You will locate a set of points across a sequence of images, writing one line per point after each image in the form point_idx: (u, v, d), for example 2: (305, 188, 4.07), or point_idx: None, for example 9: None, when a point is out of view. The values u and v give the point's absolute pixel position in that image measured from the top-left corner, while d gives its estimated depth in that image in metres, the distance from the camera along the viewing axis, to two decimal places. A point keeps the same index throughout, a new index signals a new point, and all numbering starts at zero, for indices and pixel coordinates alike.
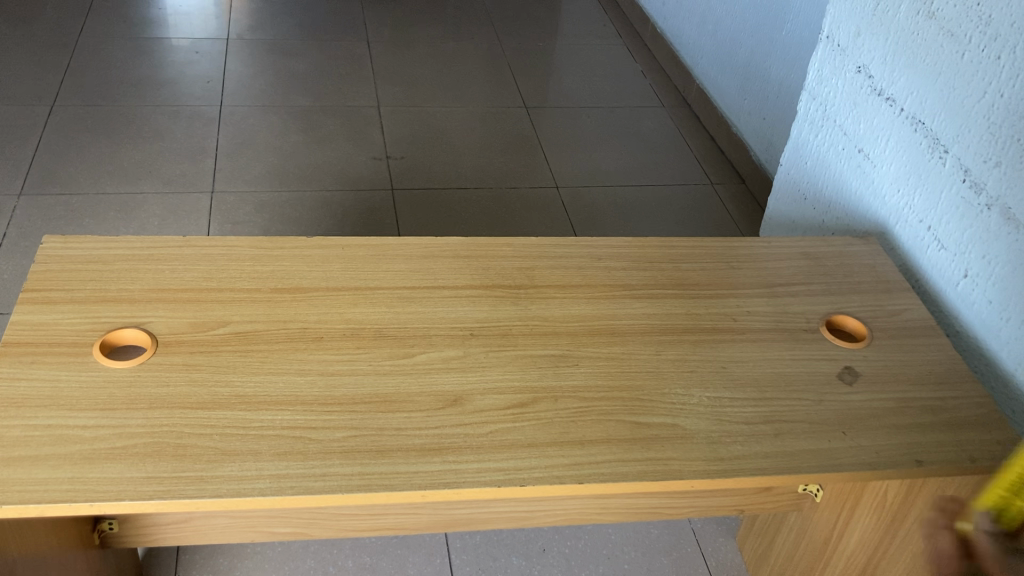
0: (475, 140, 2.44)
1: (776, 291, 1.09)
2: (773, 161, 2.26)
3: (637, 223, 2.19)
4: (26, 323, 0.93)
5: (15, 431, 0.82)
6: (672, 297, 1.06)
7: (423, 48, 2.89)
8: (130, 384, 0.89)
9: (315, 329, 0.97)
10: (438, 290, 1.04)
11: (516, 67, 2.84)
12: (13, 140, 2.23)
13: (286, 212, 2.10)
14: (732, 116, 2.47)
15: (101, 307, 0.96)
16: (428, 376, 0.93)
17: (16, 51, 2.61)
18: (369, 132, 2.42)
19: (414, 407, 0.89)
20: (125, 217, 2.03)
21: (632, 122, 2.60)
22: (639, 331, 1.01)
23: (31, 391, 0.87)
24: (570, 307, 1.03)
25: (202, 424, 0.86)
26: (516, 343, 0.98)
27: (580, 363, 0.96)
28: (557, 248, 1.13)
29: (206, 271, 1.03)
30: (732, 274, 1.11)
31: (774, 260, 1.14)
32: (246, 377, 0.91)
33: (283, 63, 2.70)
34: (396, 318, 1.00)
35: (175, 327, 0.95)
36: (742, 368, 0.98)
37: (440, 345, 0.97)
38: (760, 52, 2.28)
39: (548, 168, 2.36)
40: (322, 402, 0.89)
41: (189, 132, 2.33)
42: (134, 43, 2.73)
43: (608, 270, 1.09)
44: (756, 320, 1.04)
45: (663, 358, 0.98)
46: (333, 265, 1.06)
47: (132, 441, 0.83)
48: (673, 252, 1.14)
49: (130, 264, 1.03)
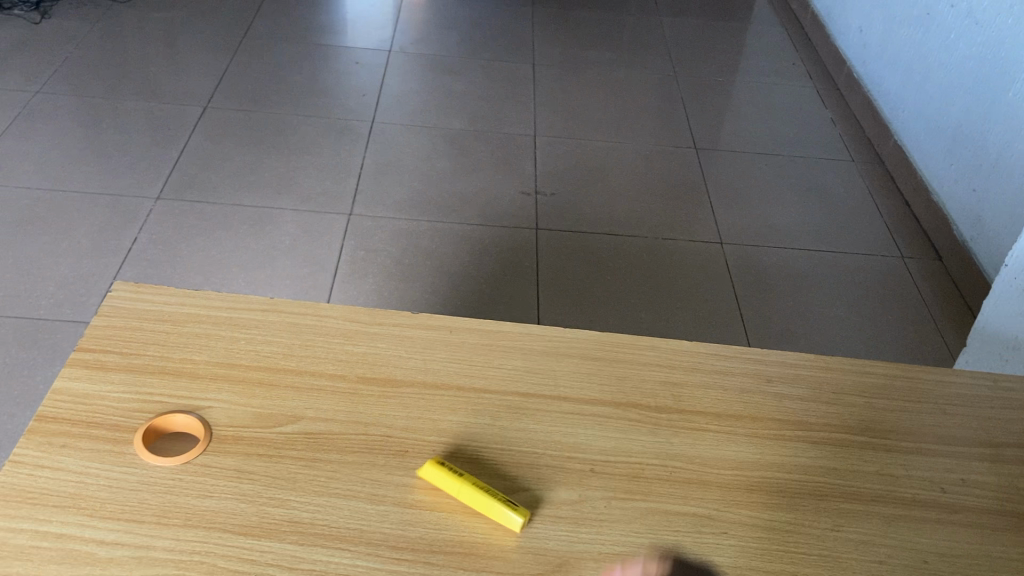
0: (635, 182, 2.23)
1: (999, 456, 0.83)
2: (980, 239, 1.94)
3: (811, 295, 1.91)
4: (71, 393, 0.79)
5: (23, 539, 0.67)
6: (857, 449, 0.82)
7: (592, 74, 2.70)
8: (168, 490, 0.73)
9: (402, 439, 0.79)
10: (558, 402, 0.84)
11: (691, 103, 2.60)
12: (163, 140, 2.18)
13: (423, 244, 1.94)
14: (934, 180, 2.15)
15: (157, 381, 0.81)
16: (528, 525, 0.73)
17: (184, 48, 2.58)
18: (521, 162, 2.25)
19: (506, 570, 0.69)
20: (256, 232, 1.91)
21: (814, 176, 2.32)
22: (812, 493, 0.77)
23: (53, 486, 0.72)
24: (726, 449, 0.81)
25: (241, 558, 0.68)
26: (648, 491, 0.76)
27: (729, 532, 0.73)
28: (712, 357, 0.90)
29: (289, 345, 0.87)
30: (940, 422, 0.86)
31: (998, 410, 0.89)
32: (307, 498, 0.73)
33: (443, 82, 2.56)
34: (501, 436, 0.80)
35: (237, 418, 0.79)
36: (950, 566, 0.73)
37: (550, 481, 0.76)
38: (978, 112, 1.96)
39: (713, 221, 2.12)
40: (392, 546, 0.70)
41: (337, 147, 2.22)
42: (298, 49, 2.65)
43: (778, 398, 0.86)
44: (973, 497, 0.79)
45: (841, 538, 0.74)
46: (436, 353, 0.88)
47: (151, 572, 0.66)
48: (865, 382, 0.89)
49: (202, 328, 0.87)
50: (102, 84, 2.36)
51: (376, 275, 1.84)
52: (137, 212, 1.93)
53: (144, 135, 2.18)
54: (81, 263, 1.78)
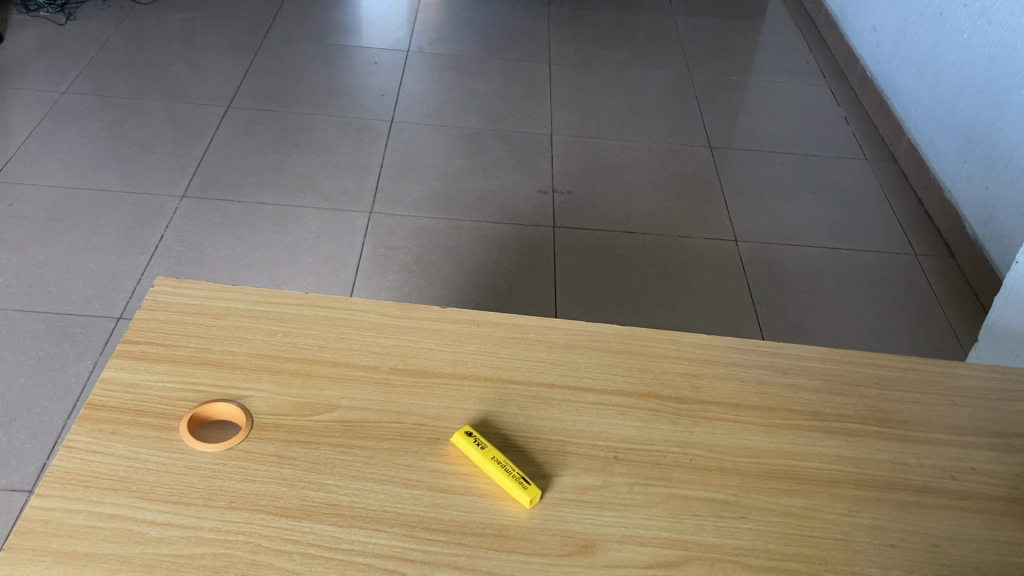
0: (650, 180, 2.26)
1: (1008, 446, 0.86)
2: (992, 237, 1.96)
3: (825, 292, 1.94)
4: (119, 382, 0.83)
5: (78, 520, 0.71)
6: (871, 438, 0.85)
7: (607, 73, 2.73)
8: (213, 474, 0.76)
9: (433, 427, 0.82)
10: (582, 393, 0.87)
11: (705, 102, 2.63)
12: (187, 140, 2.22)
13: (442, 242, 1.98)
14: (946, 179, 2.17)
15: (199, 371, 0.85)
16: (555, 510, 0.76)
17: (205, 49, 2.63)
18: (537, 161, 2.29)
19: (535, 550, 0.73)
20: (279, 230, 1.95)
21: (828, 174, 2.35)
22: (827, 480, 0.81)
23: (105, 470, 0.76)
24: (743, 438, 0.84)
25: (284, 538, 0.72)
26: (669, 477, 0.80)
27: (748, 516, 0.77)
28: (730, 351, 0.94)
29: (323, 338, 0.91)
30: (951, 413, 0.89)
31: (1007, 401, 0.92)
32: (344, 482, 0.77)
33: (461, 82, 2.60)
34: (528, 425, 0.84)
35: (277, 407, 0.83)
36: (959, 550, 0.76)
37: (576, 468, 0.80)
38: (990, 111, 1.98)
39: (728, 219, 2.15)
40: (426, 527, 0.74)
41: (357, 146, 2.26)
42: (318, 49, 2.69)
43: (794, 390, 0.90)
44: (982, 485, 0.82)
45: (855, 522, 0.77)
46: (464, 346, 0.92)
47: (200, 550, 0.70)
48: (878, 374, 0.93)
49: (241, 322, 0.91)
50: (126, 85, 2.40)
51: (396, 272, 1.88)
52: (163, 210, 1.98)
53: (169, 135, 2.23)
54: (110, 260, 1.82)
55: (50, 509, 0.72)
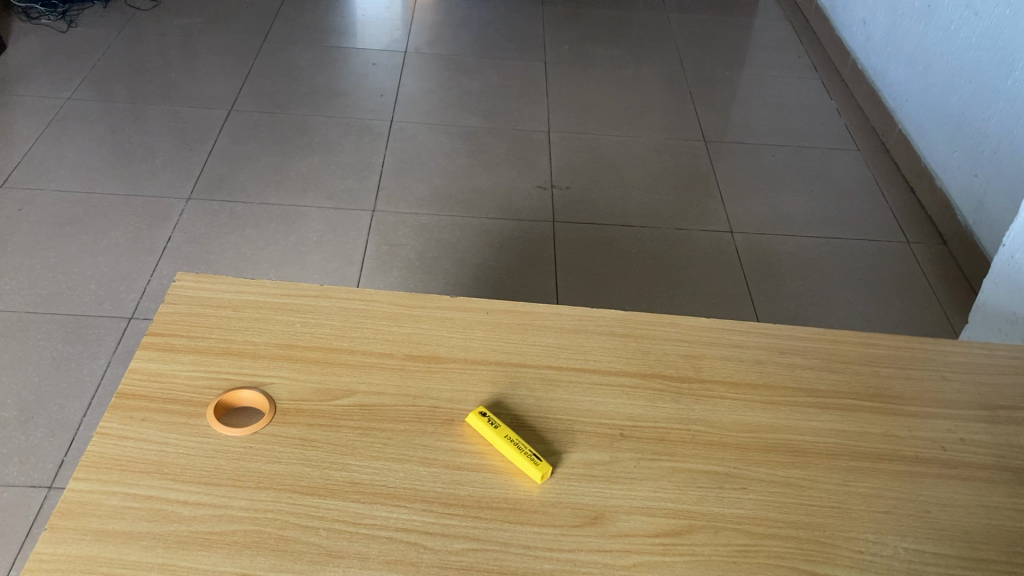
0: (647, 174, 2.30)
1: (995, 417, 0.91)
2: (982, 223, 2.01)
3: (820, 281, 1.98)
4: (146, 373, 0.87)
5: (114, 501, 0.75)
6: (865, 412, 0.89)
7: (602, 70, 2.77)
8: (239, 457, 0.80)
9: (448, 409, 0.86)
10: (588, 374, 0.92)
11: (699, 96, 2.67)
12: (191, 143, 2.26)
13: (445, 238, 2.02)
14: (937, 167, 2.22)
15: (222, 361, 0.89)
16: (566, 484, 0.80)
17: (206, 53, 2.66)
18: (536, 158, 2.33)
19: (548, 522, 0.77)
20: (285, 229, 1.99)
21: (821, 165, 2.39)
22: (823, 452, 0.85)
23: (138, 453, 0.80)
24: (743, 414, 0.88)
25: (310, 514, 0.76)
26: (672, 452, 0.84)
27: (749, 487, 0.81)
28: (728, 333, 0.98)
29: (340, 328, 0.95)
30: (941, 387, 0.93)
31: (996, 375, 0.96)
32: (365, 462, 0.81)
33: (458, 81, 2.64)
34: (537, 405, 0.88)
35: (298, 393, 0.87)
36: (950, 516, 0.80)
37: (584, 445, 0.84)
38: (978, 101, 2.03)
39: (724, 211, 2.19)
40: (444, 502, 0.78)
41: (358, 146, 2.30)
42: (316, 51, 2.73)
43: (791, 368, 0.94)
44: (970, 454, 0.86)
45: (851, 491, 0.81)
46: (474, 333, 0.96)
47: (231, 528, 0.74)
48: (871, 352, 0.97)
49: (260, 314, 0.95)
50: (128, 90, 2.44)
51: (400, 269, 1.92)
52: (169, 212, 2.01)
53: (172, 139, 2.26)
54: (119, 262, 1.85)
55: (87, 491, 0.76)
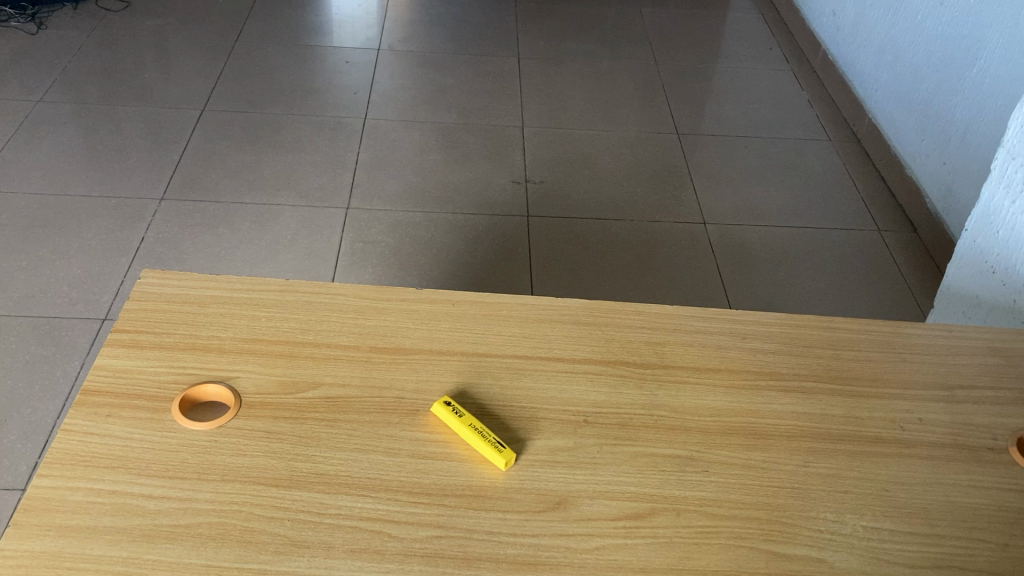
0: (621, 168, 2.31)
1: (953, 396, 0.92)
2: (951, 210, 2.03)
3: (792, 270, 2.00)
4: (111, 369, 0.88)
5: (79, 496, 0.75)
6: (826, 394, 0.91)
7: (576, 65, 2.78)
8: (205, 450, 0.81)
9: (413, 399, 0.87)
10: (553, 363, 0.92)
11: (672, 89, 2.69)
12: (163, 144, 2.25)
13: (419, 234, 2.02)
14: (906, 156, 2.24)
15: (188, 356, 0.90)
16: (530, 470, 0.81)
17: (178, 54, 2.65)
18: (510, 153, 2.33)
19: (511, 508, 0.77)
20: (259, 228, 1.99)
21: (793, 155, 2.41)
22: (784, 434, 0.86)
23: (103, 449, 0.80)
24: (704, 398, 0.89)
25: (275, 506, 0.76)
26: (635, 437, 0.85)
27: (710, 470, 0.82)
28: (692, 320, 0.99)
29: (305, 321, 0.95)
30: (900, 369, 0.95)
31: (954, 355, 0.97)
32: (330, 453, 0.81)
33: (432, 78, 2.64)
34: (502, 394, 0.88)
35: (263, 386, 0.87)
36: (908, 494, 0.81)
37: (548, 431, 0.85)
38: (945, 89, 2.05)
39: (697, 202, 2.20)
40: (408, 491, 0.78)
41: (331, 144, 2.30)
42: (289, 50, 2.73)
43: (752, 353, 0.95)
44: (929, 433, 0.88)
45: (811, 472, 0.82)
46: (440, 324, 0.97)
47: (197, 520, 0.74)
48: (832, 336, 0.98)
49: (226, 309, 0.96)
50: (100, 91, 2.43)
51: (375, 266, 1.92)
52: (142, 213, 2.01)
53: (144, 140, 2.25)
54: (92, 264, 1.85)
55: (51, 487, 0.76)
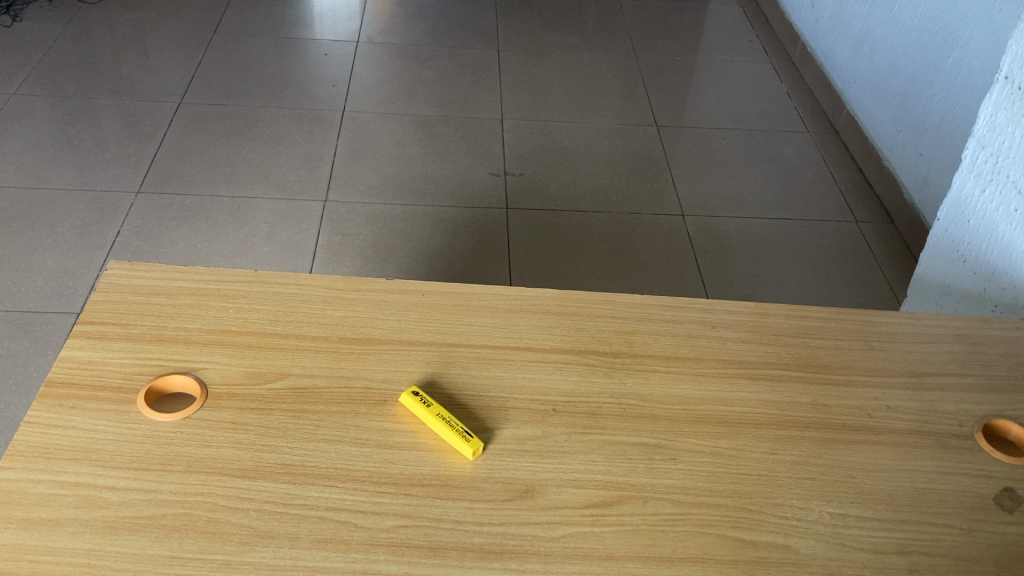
0: (600, 160, 2.31)
1: (921, 384, 0.93)
2: (927, 201, 2.04)
3: (770, 261, 2.00)
4: (76, 361, 0.87)
5: (42, 488, 0.75)
6: (795, 382, 0.91)
7: (555, 58, 2.77)
8: (170, 441, 0.80)
9: (382, 390, 0.87)
10: (523, 352, 0.92)
11: (651, 81, 2.69)
12: (140, 137, 2.23)
13: (397, 226, 2.01)
14: (884, 147, 2.25)
15: (154, 347, 0.89)
16: (498, 459, 0.81)
17: (155, 47, 2.63)
18: (489, 145, 2.33)
19: (478, 497, 0.77)
20: (236, 222, 1.98)
21: (771, 147, 2.42)
22: (751, 421, 0.86)
23: (66, 441, 0.79)
24: (674, 386, 0.90)
25: (240, 497, 0.76)
26: (604, 426, 0.85)
27: (678, 458, 0.82)
28: (663, 309, 0.99)
29: (274, 312, 0.95)
30: (869, 357, 0.95)
31: (923, 344, 0.98)
32: (297, 444, 0.81)
33: (412, 70, 2.63)
34: (471, 384, 0.88)
35: (230, 377, 0.87)
36: (875, 480, 0.82)
37: (517, 420, 0.85)
38: (921, 81, 2.06)
39: (676, 194, 2.21)
40: (375, 481, 0.78)
41: (309, 137, 2.29)
42: (269, 43, 2.71)
43: (721, 342, 0.95)
44: (896, 421, 0.88)
45: (778, 459, 0.83)
46: (410, 314, 0.96)
47: (161, 512, 0.74)
48: (802, 325, 0.99)
49: (194, 300, 0.96)
50: (76, 84, 2.41)
51: (353, 258, 1.91)
52: (118, 207, 1.99)
53: (120, 133, 2.24)
54: (66, 258, 1.83)
55: (13, 480, 0.75)
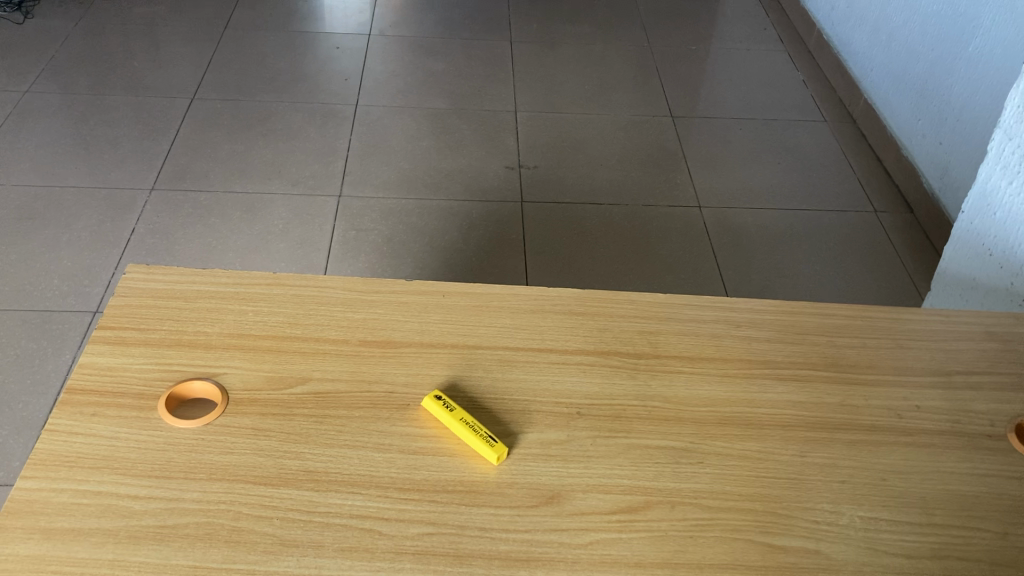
0: (615, 151, 2.29)
1: (950, 382, 0.91)
2: (947, 190, 2.02)
3: (788, 253, 1.98)
4: (96, 366, 0.87)
5: (64, 497, 0.74)
6: (822, 383, 0.90)
7: (568, 48, 2.75)
8: (191, 449, 0.79)
9: (404, 394, 0.86)
10: (545, 354, 0.91)
11: (666, 71, 2.66)
12: (153, 133, 2.23)
13: (412, 221, 2.00)
14: (902, 136, 2.23)
15: (175, 352, 0.88)
16: (522, 464, 0.80)
17: (167, 42, 2.62)
18: (502, 138, 2.31)
19: (504, 503, 0.76)
20: (250, 218, 1.97)
21: (788, 136, 2.39)
22: (779, 423, 0.85)
23: (88, 449, 0.79)
24: (699, 387, 0.88)
25: (263, 505, 0.75)
26: (629, 428, 0.84)
27: (705, 461, 0.81)
28: (686, 308, 0.98)
29: (293, 315, 0.94)
30: (897, 355, 0.94)
31: (952, 342, 0.96)
32: (319, 450, 0.80)
33: (424, 63, 2.61)
34: (493, 387, 0.87)
35: (251, 382, 0.86)
36: (906, 483, 0.80)
37: (541, 424, 0.83)
38: (940, 69, 2.03)
39: (692, 185, 2.19)
40: (400, 487, 0.77)
41: (322, 131, 2.28)
42: (280, 37, 2.70)
43: (747, 341, 0.94)
44: (927, 421, 0.87)
45: (807, 462, 0.81)
46: (431, 316, 0.95)
47: (184, 521, 0.73)
48: (828, 324, 0.97)
49: (213, 303, 0.95)
50: (89, 80, 2.40)
51: (368, 254, 1.90)
52: (133, 204, 1.99)
53: (133, 129, 2.23)
54: (82, 256, 1.83)
55: (35, 489, 0.75)
